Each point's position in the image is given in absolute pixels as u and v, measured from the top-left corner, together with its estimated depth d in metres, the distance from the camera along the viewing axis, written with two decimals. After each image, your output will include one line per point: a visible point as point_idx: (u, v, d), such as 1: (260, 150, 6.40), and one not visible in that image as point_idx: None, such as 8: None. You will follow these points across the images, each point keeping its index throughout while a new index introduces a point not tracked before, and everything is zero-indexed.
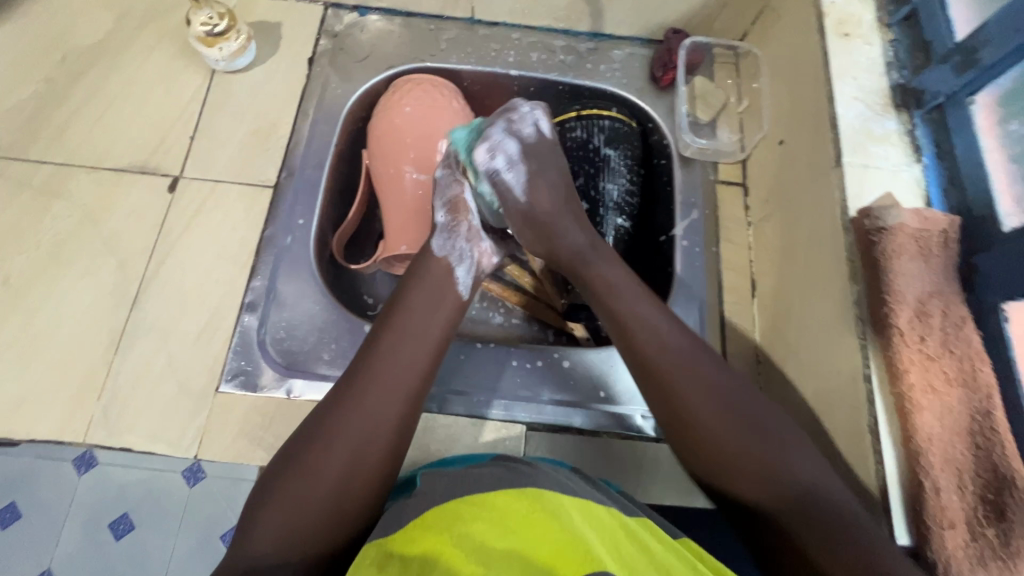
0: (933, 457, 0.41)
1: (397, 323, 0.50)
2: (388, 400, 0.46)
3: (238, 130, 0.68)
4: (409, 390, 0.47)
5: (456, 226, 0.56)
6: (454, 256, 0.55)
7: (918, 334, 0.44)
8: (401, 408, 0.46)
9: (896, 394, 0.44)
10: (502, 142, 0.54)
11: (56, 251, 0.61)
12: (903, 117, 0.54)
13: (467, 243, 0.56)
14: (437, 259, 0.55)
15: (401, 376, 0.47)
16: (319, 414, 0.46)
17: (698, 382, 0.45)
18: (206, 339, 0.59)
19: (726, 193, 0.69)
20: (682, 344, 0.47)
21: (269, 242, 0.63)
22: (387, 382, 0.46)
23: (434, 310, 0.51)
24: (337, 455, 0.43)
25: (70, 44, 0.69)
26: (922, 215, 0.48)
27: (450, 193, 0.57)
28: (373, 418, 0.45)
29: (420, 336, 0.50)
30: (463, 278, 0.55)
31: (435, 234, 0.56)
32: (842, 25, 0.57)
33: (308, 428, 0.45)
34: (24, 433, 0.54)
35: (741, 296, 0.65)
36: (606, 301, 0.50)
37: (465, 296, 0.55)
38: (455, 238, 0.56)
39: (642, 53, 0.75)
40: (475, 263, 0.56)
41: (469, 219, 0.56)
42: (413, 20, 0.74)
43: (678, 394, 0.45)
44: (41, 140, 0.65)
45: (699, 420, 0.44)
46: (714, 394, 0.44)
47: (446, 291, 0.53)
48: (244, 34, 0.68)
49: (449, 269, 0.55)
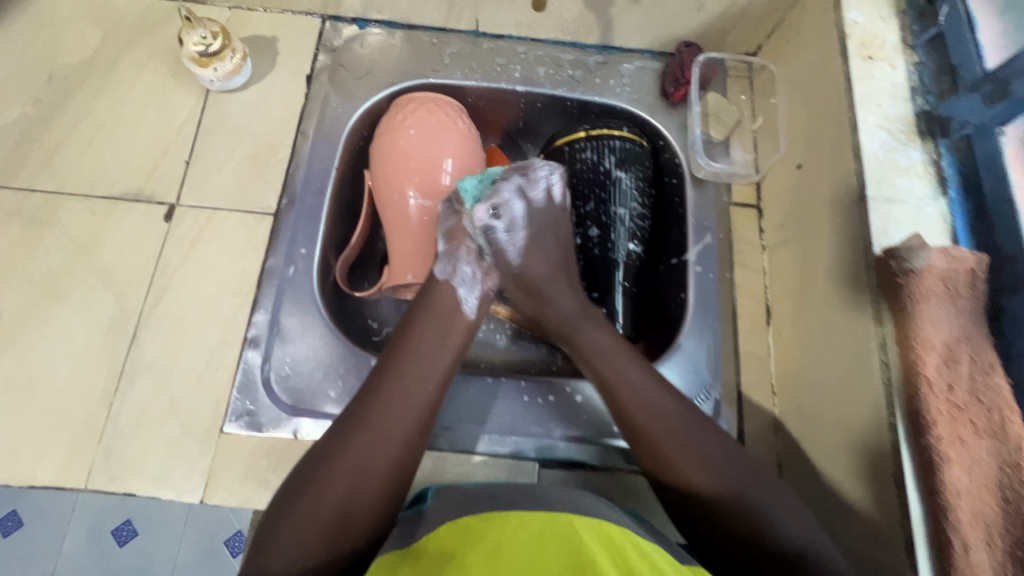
0: (961, 513, 0.40)
1: (409, 347, 0.50)
2: (400, 425, 0.46)
3: (235, 154, 0.65)
4: (421, 415, 0.48)
5: (457, 251, 0.54)
6: (457, 279, 0.54)
7: (946, 382, 0.43)
8: (412, 432, 0.47)
9: (922, 446, 0.43)
10: (508, 204, 0.53)
11: (50, 285, 0.59)
12: (929, 145, 0.52)
13: (469, 266, 0.54)
14: (441, 284, 0.54)
15: (413, 401, 0.48)
16: (331, 437, 0.46)
17: (671, 429, 0.48)
18: (209, 377, 0.58)
19: (740, 215, 0.68)
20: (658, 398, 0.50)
21: (270, 273, 0.61)
22: (399, 407, 0.47)
23: (446, 335, 0.52)
24: (348, 478, 0.44)
25: (56, 63, 0.66)
26: (949, 254, 0.46)
27: (450, 221, 0.55)
28: (385, 443, 0.46)
29: (431, 362, 0.50)
30: (468, 301, 0.54)
31: (436, 262, 0.54)
32: (865, 47, 0.55)
33: (320, 450, 0.46)
34: (26, 478, 0.53)
35: (755, 323, 0.64)
36: (589, 352, 0.53)
37: (471, 317, 0.54)
38: (456, 262, 0.54)
39: (653, 67, 0.72)
40: (479, 285, 0.55)
41: (469, 244, 0.54)
42: (414, 33, 0.71)
43: (659, 443, 0.48)
44: (29, 167, 0.62)
45: (677, 463, 0.47)
46: (684, 441, 0.47)
47: (456, 317, 0.53)
48: (240, 52, 0.65)
49: (453, 293, 0.53)
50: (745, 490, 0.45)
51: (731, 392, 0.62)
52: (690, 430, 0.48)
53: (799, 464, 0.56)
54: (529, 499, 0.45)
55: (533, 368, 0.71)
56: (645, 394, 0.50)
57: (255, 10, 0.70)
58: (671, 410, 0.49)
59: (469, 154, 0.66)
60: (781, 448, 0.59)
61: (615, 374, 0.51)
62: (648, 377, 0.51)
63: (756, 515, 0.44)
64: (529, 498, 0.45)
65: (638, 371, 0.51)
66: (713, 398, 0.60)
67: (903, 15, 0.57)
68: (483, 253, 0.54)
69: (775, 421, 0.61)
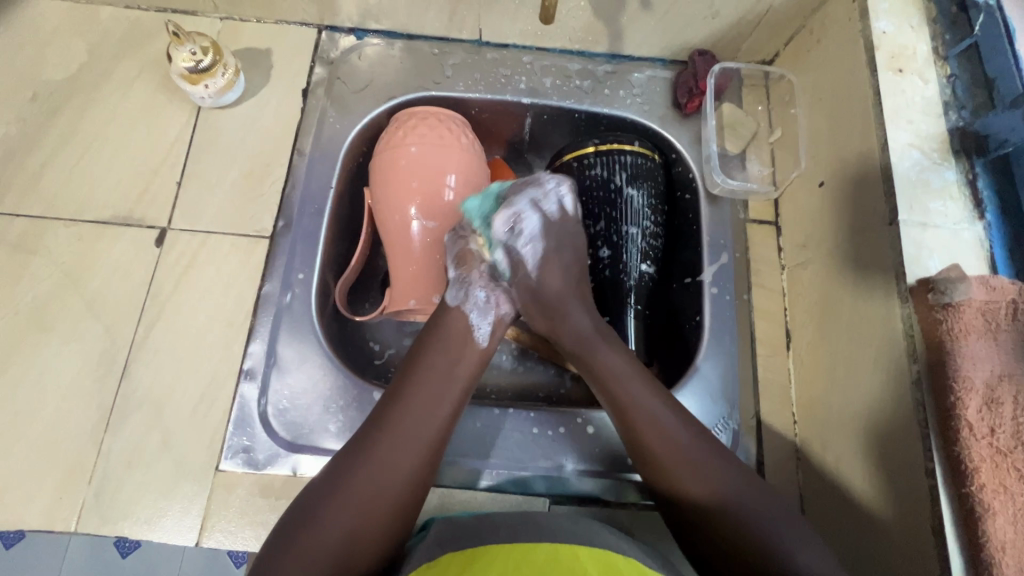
0: (1006, 569, 0.38)
1: (420, 371, 0.48)
2: (410, 456, 0.44)
3: (228, 174, 0.62)
4: (431, 444, 0.45)
5: (469, 275, 0.52)
6: (470, 303, 0.51)
7: (987, 426, 0.40)
8: (421, 463, 0.45)
9: (962, 494, 0.40)
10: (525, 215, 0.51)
11: (38, 315, 0.56)
12: (964, 164, 0.49)
13: (481, 291, 0.52)
14: (452, 310, 0.51)
15: (424, 430, 0.45)
16: (337, 464, 0.44)
17: (684, 455, 0.45)
18: (203, 411, 0.55)
19: (757, 233, 0.65)
20: (678, 427, 0.46)
21: (266, 300, 0.58)
22: (408, 435, 0.45)
23: (457, 360, 0.49)
24: (352, 510, 0.41)
25: (41, 80, 0.63)
26: (989, 284, 0.42)
27: (457, 247, 0.54)
28: (394, 473, 0.43)
29: (443, 389, 0.47)
30: (480, 327, 0.51)
31: (447, 287, 0.52)
32: (895, 59, 0.52)
33: (324, 478, 0.44)
34: (15, 520, 0.51)
35: (775, 348, 0.61)
36: (608, 372, 0.49)
37: (483, 343, 0.51)
38: (469, 285, 0.52)
39: (664, 76, 0.69)
40: (493, 310, 0.52)
41: (481, 266, 0.52)
42: (415, 44, 0.67)
43: (673, 472, 0.45)
44: (13, 190, 0.60)
45: (690, 490, 0.44)
46: (703, 469, 0.44)
47: (469, 343, 0.50)
48: (232, 67, 0.62)
49: (464, 318, 0.51)
50: (770, 523, 0.42)
51: (749, 421, 0.59)
52: (707, 458, 0.45)
53: (823, 499, 0.53)
54: (528, 529, 0.43)
55: (541, 392, 0.68)
56: (658, 418, 0.47)
57: (247, 21, 0.67)
58: (687, 435, 0.46)
59: (474, 171, 0.62)
60: (803, 481, 0.56)
61: (630, 397, 0.48)
62: (664, 402, 0.48)
63: (782, 550, 0.41)
64: (530, 528, 0.43)
65: (651, 394, 0.48)
66: (732, 428, 0.58)
67: (935, 23, 0.53)
68: (495, 275, 0.53)
69: (796, 451, 0.58)
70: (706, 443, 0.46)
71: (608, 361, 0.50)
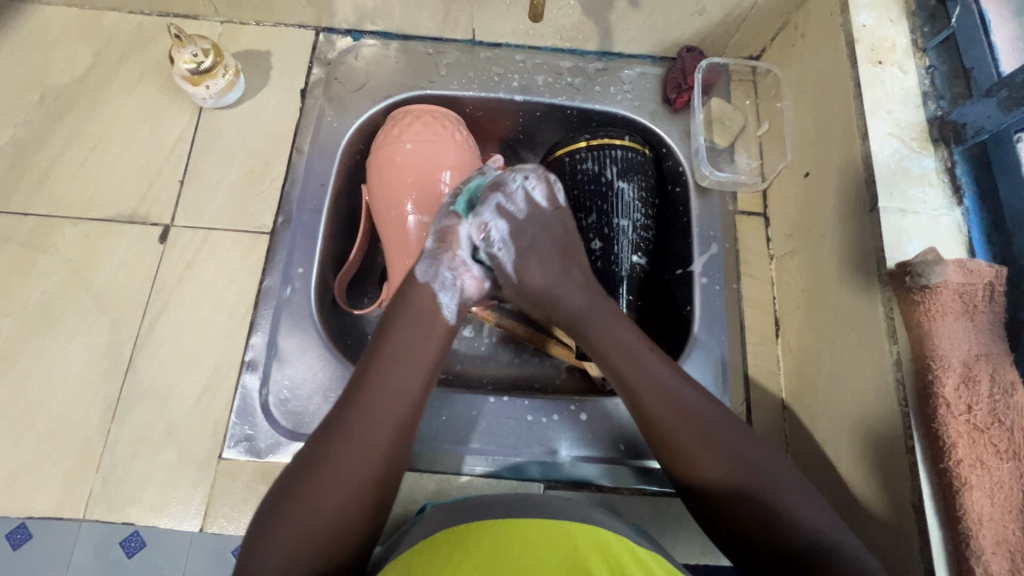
0: (984, 540, 0.39)
1: (387, 352, 0.47)
2: (380, 438, 0.44)
3: (229, 172, 0.64)
4: (401, 425, 0.45)
5: (442, 254, 0.51)
6: (439, 281, 0.50)
7: (965, 403, 0.41)
8: (391, 444, 0.45)
9: (940, 469, 0.41)
10: (490, 223, 0.51)
11: (45, 310, 0.58)
12: (942, 153, 0.50)
13: (451, 270, 0.51)
14: (421, 285, 0.51)
15: (391, 411, 0.45)
16: (309, 451, 0.44)
17: (700, 430, 0.45)
18: (206, 403, 0.57)
19: (746, 225, 0.66)
20: (673, 385, 0.47)
21: (267, 294, 0.60)
22: (385, 410, 0.45)
23: (425, 339, 0.49)
24: (330, 497, 0.42)
25: (47, 83, 0.65)
26: (967, 266, 0.44)
27: (443, 221, 0.53)
28: (365, 456, 0.43)
29: (409, 369, 0.47)
30: (447, 305, 0.50)
31: (419, 261, 0.51)
32: (875, 52, 0.53)
33: (299, 466, 0.44)
34: (25, 508, 0.53)
35: (764, 336, 0.63)
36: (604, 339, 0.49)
37: (449, 322, 0.50)
38: (440, 264, 0.51)
39: (653, 72, 0.70)
40: (459, 292, 0.51)
41: (458, 250, 0.51)
42: (410, 44, 0.69)
43: (693, 451, 0.45)
44: (21, 190, 0.62)
45: (682, 452, 0.45)
46: (717, 445, 0.44)
47: (434, 321, 0.49)
48: (232, 69, 0.64)
49: (433, 295, 0.50)
50: (759, 483, 0.43)
51: (740, 408, 0.60)
52: (723, 434, 0.45)
53: (812, 481, 0.55)
54: (524, 509, 0.44)
55: (537, 382, 0.69)
56: (679, 396, 0.46)
57: (247, 24, 0.69)
58: (705, 414, 0.46)
59: (469, 167, 0.64)
60: (792, 464, 0.58)
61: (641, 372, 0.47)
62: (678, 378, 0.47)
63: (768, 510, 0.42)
64: (526, 508, 0.44)
65: (665, 370, 0.47)
66: None
67: (913, 16, 0.55)
68: (468, 259, 0.52)
69: (786, 435, 0.59)
70: (720, 419, 0.46)
71: (613, 338, 0.49)
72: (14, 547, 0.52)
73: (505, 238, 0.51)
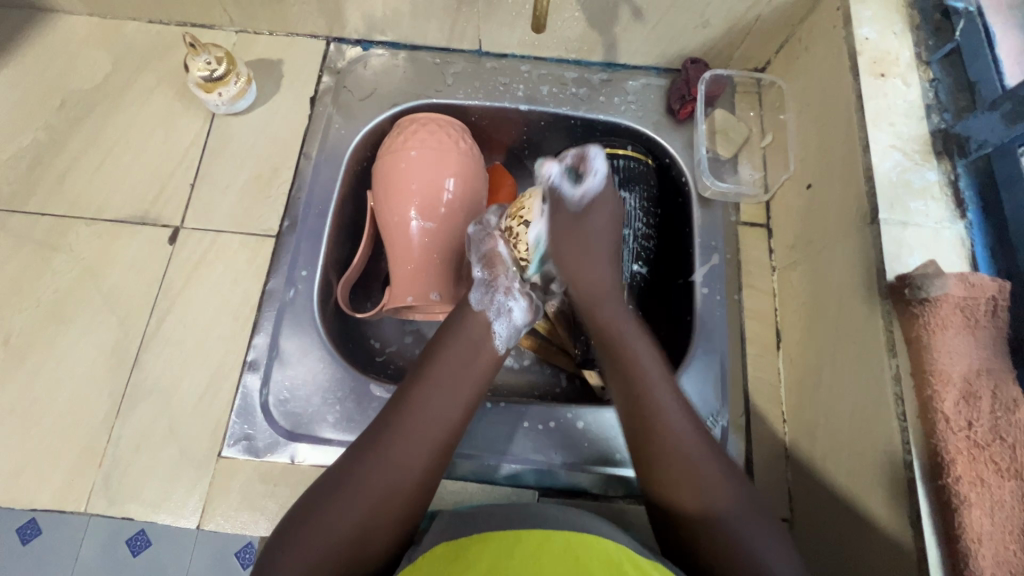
0: (983, 560, 0.38)
1: (433, 372, 0.50)
2: (419, 456, 0.46)
3: (239, 176, 0.66)
4: (440, 446, 0.47)
5: (494, 280, 0.55)
6: (493, 311, 0.54)
7: (965, 419, 0.41)
8: (430, 464, 0.46)
9: (939, 486, 0.41)
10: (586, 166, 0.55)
11: (57, 307, 0.60)
12: (945, 166, 0.50)
13: (506, 297, 0.55)
14: (475, 312, 0.54)
15: (435, 432, 0.47)
16: (348, 461, 0.46)
17: (688, 456, 0.45)
18: (207, 402, 0.58)
19: (748, 235, 0.66)
20: (687, 424, 0.46)
21: (270, 295, 0.61)
22: (421, 433, 0.47)
23: (470, 363, 0.51)
24: (361, 505, 0.43)
25: (68, 88, 0.68)
26: (969, 280, 0.43)
27: (484, 246, 0.57)
28: (403, 472, 0.45)
29: (455, 391, 0.49)
30: (499, 333, 0.54)
31: (473, 289, 0.55)
32: (877, 64, 0.53)
33: (336, 473, 0.46)
34: (29, 500, 0.54)
35: (765, 347, 0.62)
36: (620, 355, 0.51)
37: (500, 351, 0.54)
38: (494, 290, 0.55)
39: (658, 84, 0.71)
40: (513, 319, 0.55)
41: (509, 273, 0.56)
42: (418, 54, 0.70)
43: (673, 474, 0.44)
44: (40, 191, 0.64)
45: (680, 494, 0.44)
46: (686, 463, 0.44)
47: (480, 347, 0.52)
48: (244, 76, 0.66)
49: (487, 325, 0.53)
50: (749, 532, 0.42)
51: (739, 419, 0.60)
52: (699, 451, 0.45)
53: (812, 496, 0.54)
54: (522, 517, 0.43)
55: (537, 391, 0.69)
56: (672, 417, 0.47)
57: (261, 34, 0.71)
58: (696, 438, 0.46)
59: (473, 174, 0.64)
60: (792, 478, 0.57)
61: (647, 388, 0.48)
62: (683, 411, 0.47)
63: None
64: (523, 518, 0.43)
65: (669, 396, 0.48)
66: (721, 425, 0.59)
67: (918, 30, 0.55)
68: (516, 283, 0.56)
69: (785, 448, 0.58)
70: (705, 452, 0.45)
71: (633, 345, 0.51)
72: (24, 542, 0.53)
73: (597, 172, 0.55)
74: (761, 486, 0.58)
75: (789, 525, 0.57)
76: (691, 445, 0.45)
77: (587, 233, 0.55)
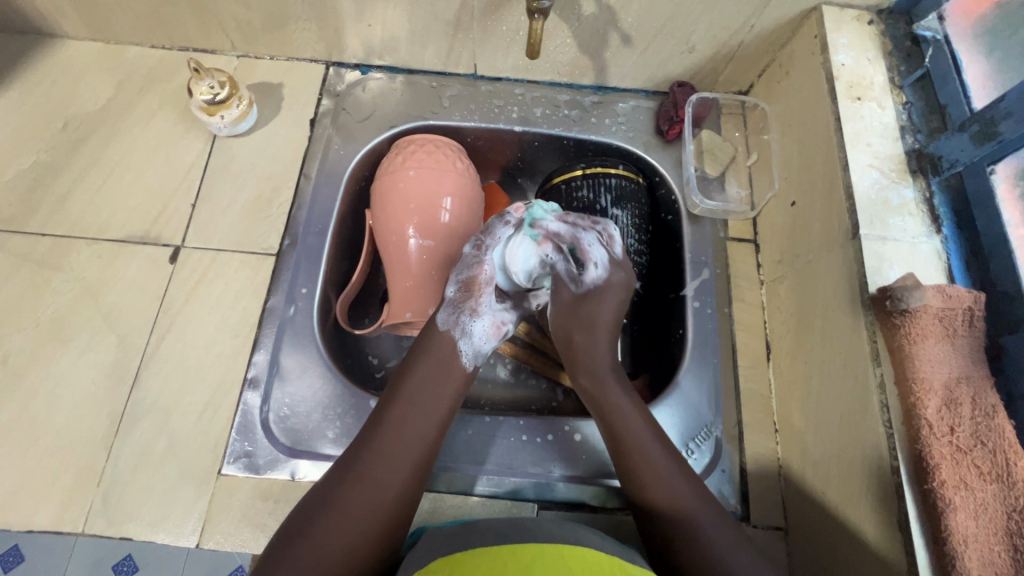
0: (970, 561, 0.39)
1: (410, 390, 0.51)
2: (398, 474, 0.47)
3: (239, 197, 0.67)
4: (416, 465, 0.48)
5: (464, 302, 0.55)
6: (456, 329, 0.54)
7: (947, 425, 0.42)
8: (408, 478, 0.48)
9: (925, 490, 0.42)
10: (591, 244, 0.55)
11: (56, 327, 0.60)
12: (920, 183, 0.53)
13: (473, 319, 0.55)
14: (442, 332, 0.54)
15: (412, 448, 0.49)
16: (328, 484, 0.47)
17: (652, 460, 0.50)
18: (206, 420, 0.58)
19: (737, 250, 0.68)
20: (646, 435, 0.51)
21: (271, 313, 0.62)
22: (397, 451, 0.48)
23: (444, 380, 0.52)
24: (343, 525, 0.44)
25: (71, 111, 0.69)
26: (945, 291, 0.45)
27: (467, 270, 0.55)
28: (382, 491, 0.46)
29: (430, 407, 0.51)
30: (465, 351, 0.54)
31: (441, 307, 0.55)
32: (853, 88, 0.57)
33: (317, 495, 0.46)
34: (24, 522, 0.54)
35: (756, 359, 0.64)
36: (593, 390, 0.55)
37: (467, 367, 0.54)
38: (461, 312, 0.55)
39: (647, 106, 0.74)
40: (482, 337, 0.55)
41: (480, 299, 0.54)
42: (415, 77, 0.73)
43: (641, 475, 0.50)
44: (41, 212, 0.64)
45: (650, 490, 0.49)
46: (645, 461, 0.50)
47: (454, 363, 0.53)
48: (246, 99, 0.67)
49: (452, 343, 0.54)
50: (712, 529, 0.46)
51: (732, 430, 0.61)
52: (657, 454, 0.50)
53: (804, 506, 0.55)
54: (520, 530, 0.44)
55: (534, 405, 0.70)
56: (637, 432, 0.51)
57: (262, 58, 0.73)
58: (655, 446, 0.51)
59: (469, 193, 0.65)
60: (785, 487, 0.58)
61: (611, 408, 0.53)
62: (648, 427, 0.52)
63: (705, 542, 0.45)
64: (520, 531, 0.44)
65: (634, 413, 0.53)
66: (714, 436, 0.60)
67: (891, 56, 0.58)
68: (488, 305, 0.55)
69: (778, 459, 0.60)
70: (666, 455, 0.50)
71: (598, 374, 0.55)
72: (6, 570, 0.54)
73: (602, 262, 0.55)
74: (756, 496, 0.59)
75: (783, 534, 0.57)
76: (652, 451, 0.50)
77: (593, 322, 0.56)
